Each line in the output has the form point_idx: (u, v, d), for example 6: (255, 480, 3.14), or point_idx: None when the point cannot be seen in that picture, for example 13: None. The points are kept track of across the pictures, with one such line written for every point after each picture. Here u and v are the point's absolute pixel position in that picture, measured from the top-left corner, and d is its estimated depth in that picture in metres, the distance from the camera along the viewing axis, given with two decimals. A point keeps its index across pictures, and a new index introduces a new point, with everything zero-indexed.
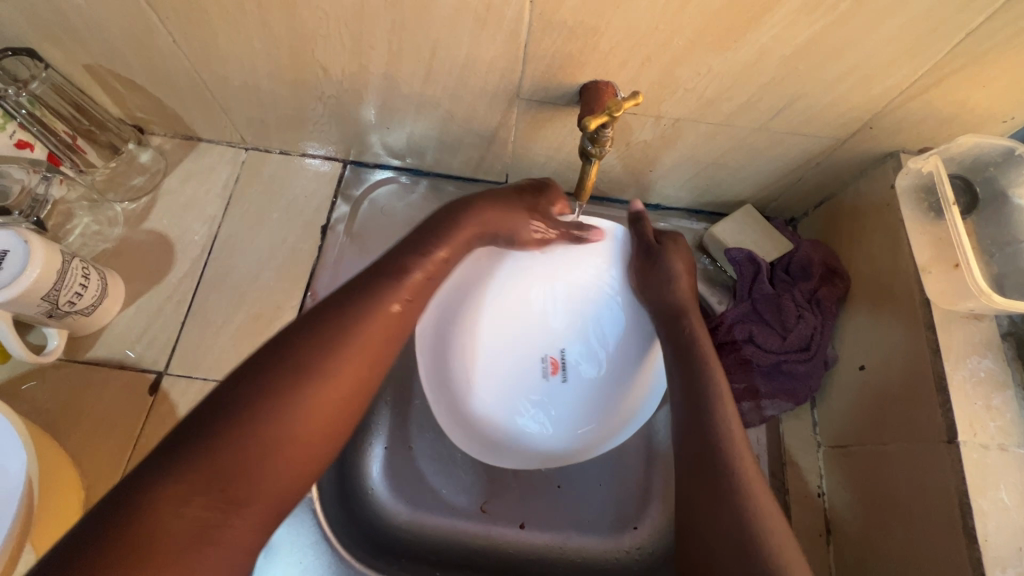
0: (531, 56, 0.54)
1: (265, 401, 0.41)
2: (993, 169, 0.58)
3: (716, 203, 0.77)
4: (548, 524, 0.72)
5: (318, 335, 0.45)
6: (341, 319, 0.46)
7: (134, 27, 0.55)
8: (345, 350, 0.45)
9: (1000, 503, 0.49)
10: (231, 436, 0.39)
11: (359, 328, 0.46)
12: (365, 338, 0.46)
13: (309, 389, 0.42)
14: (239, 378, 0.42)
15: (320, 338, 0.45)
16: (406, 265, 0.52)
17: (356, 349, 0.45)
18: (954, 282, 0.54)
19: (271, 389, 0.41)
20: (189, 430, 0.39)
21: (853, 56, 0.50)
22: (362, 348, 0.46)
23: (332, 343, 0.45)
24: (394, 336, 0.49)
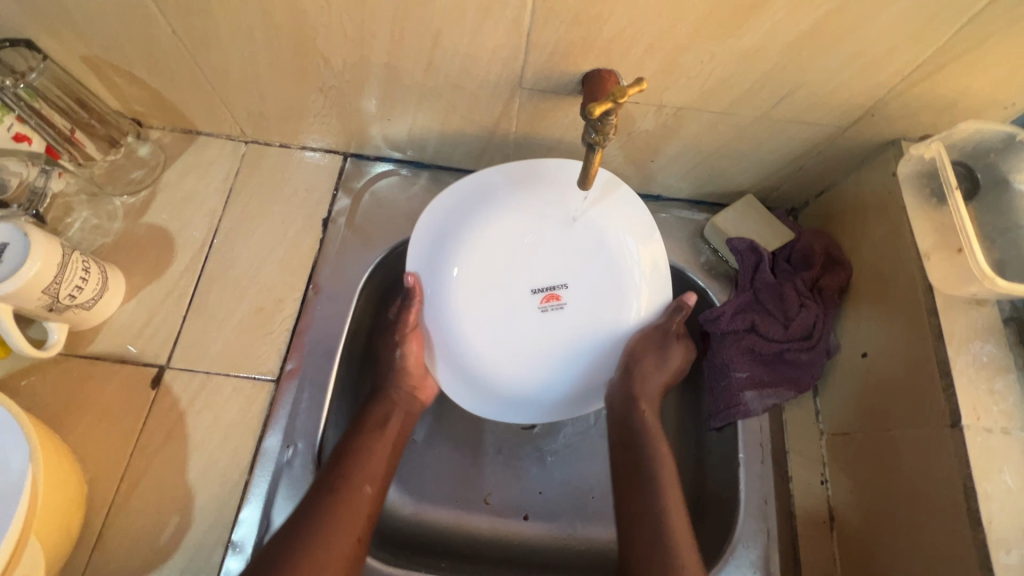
0: (534, 44, 0.54)
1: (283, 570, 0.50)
2: (994, 155, 0.58)
3: (717, 194, 0.77)
4: (553, 515, 0.73)
5: (314, 518, 0.54)
6: (328, 495, 0.56)
7: (132, 18, 0.55)
8: (346, 511, 0.55)
9: (1003, 486, 0.49)
10: None
11: (336, 505, 0.55)
12: (354, 495, 0.57)
13: (305, 562, 0.51)
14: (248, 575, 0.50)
15: (314, 519, 0.54)
16: (359, 434, 0.62)
17: (348, 507, 0.56)
18: (958, 267, 0.54)
19: (287, 559, 0.51)
20: None
21: (855, 43, 0.50)
22: (340, 517, 0.55)
23: (327, 521, 0.54)
24: (368, 502, 0.58)
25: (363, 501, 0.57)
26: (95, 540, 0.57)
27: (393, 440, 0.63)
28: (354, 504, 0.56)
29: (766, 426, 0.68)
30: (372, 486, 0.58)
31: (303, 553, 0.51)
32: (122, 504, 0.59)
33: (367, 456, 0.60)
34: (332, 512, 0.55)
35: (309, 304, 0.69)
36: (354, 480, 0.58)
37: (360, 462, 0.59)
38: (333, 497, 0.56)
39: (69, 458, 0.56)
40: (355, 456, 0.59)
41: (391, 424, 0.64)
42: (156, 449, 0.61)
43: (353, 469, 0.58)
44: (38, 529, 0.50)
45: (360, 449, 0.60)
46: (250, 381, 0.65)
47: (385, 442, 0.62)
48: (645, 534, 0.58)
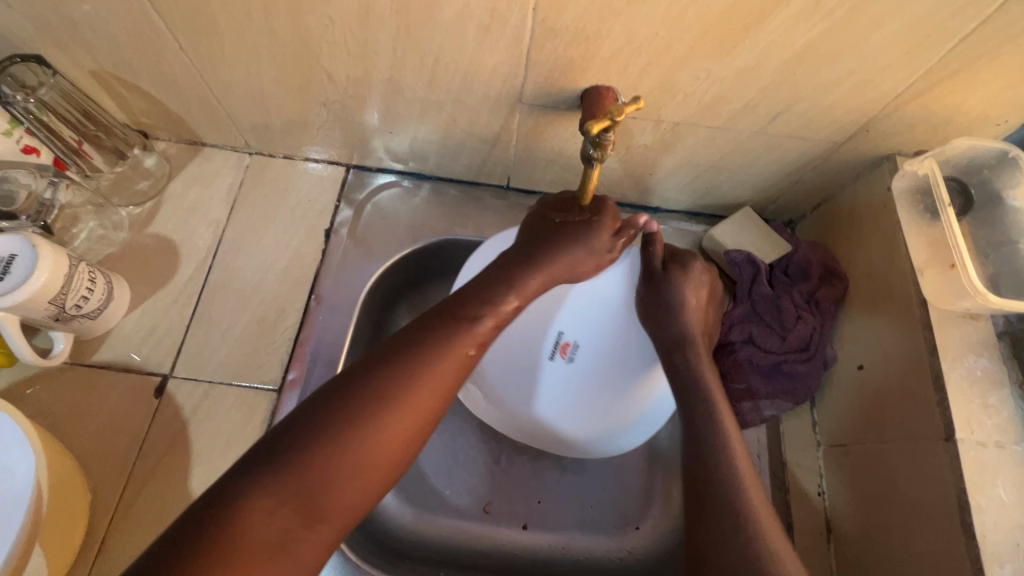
0: (533, 62, 0.55)
1: (366, 405, 0.43)
2: (987, 171, 0.59)
3: (715, 206, 0.78)
4: (552, 524, 0.73)
5: (411, 351, 0.46)
6: (443, 335, 0.48)
7: (141, 33, 0.56)
8: (407, 400, 0.44)
9: (997, 500, 0.49)
10: (309, 450, 0.40)
11: (440, 356, 0.47)
12: (441, 375, 0.46)
13: (392, 413, 0.43)
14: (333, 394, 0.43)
15: (411, 355, 0.46)
16: (475, 312, 0.51)
17: (418, 397, 0.45)
18: (951, 282, 0.55)
19: (382, 392, 0.43)
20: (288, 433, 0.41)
21: (848, 61, 0.51)
22: (412, 413, 0.44)
23: (411, 375, 0.45)
24: (464, 376, 0.48)
25: (444, 386, 0.46)
26: (97, 548, 0.58)
27: (482, 353, 0.50)
28: (426, 391, 0.45)
29: (763, 438, 0.69)
30: (461, 365, 0.48)
31: (364, 405, 0.43)
32: (124, 513, 0.59)
33: (479, 325, 0.50)
34: (416, 368, 0.45)
35: (311, 314, 0.70)
36: (439, 373, 0.46)
37: (461, 318, 0.50)
38: (435, 354, 0.47)
39: (74, 466, 0.57)
40: (466, 316, 0.50)
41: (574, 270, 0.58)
42: (158, 458, 0.62)
43: (433, 366, 0.46)
44: (42, 535, 0.51)
45: (458, 325, 0.49)
46: (251, 391, 0.66)
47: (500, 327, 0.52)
48: (723, 514, 0.48)
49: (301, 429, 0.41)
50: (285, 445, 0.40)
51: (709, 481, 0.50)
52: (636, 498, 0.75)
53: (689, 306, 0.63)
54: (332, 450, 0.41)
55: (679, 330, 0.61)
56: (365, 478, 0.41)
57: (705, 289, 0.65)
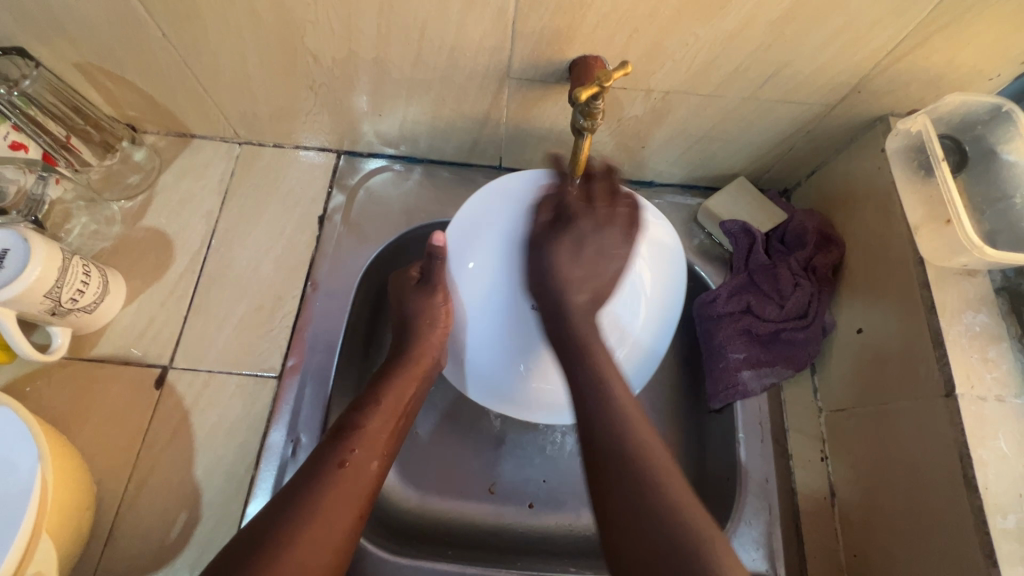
0: (519, 34, 0.54)
1: (266, 546, 0.45)
2: (981, 127, 0.59)
3: (709, 177, 0.77)
4: (556, 502, 0.74)
5: (307, 488, 0.49)
6: (319, 474, 0.50)
7: (122, 23, 0.56)
8: (331, 518, 0.48)
9: (999, 452, 0.49)
10: None
11: (326, 484, 0.50)
12: (333, 495, 0.49)
13: (297, 544, 0.45)
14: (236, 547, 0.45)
15: (305, 490, 0.49)
16: (357, 421, 0.55)
17: (342, 507, 0.49)
18: (946, 239, 0.54)
19: (278, 531, 0.46)
20: None
21: (837, 20, 0.50)
22: (314, 537, 0.47)
23: (315, 500, 0.49)
24: (353, 494, 0.51)
25: (356, 500, 0.51)
26: (106, 538, 0.58)
27: (374, 456, 0.54)
28: (347, 497, 0.50)
29: (766, 406, 0.68)
30: (368, 473, 0.53)
31: (291, 533, 0.46)
32: (131, 502, 0.60)
33: (370, 436, 0.55)
34: (320, 498, 0.49)
35: (308, 300, 0.70)
36: (345, 492, 0.50)
37: (359, 437, 0.54)
38: (322, 473, 0.51)
39: (77, 458, 0.57)
40: (355, 430, 0.54)
41: (410, 382, 0.61)
42: (163, 447, 0.62)
43: (322, 493, 0.49)
44: (48, 527, 0.51)
45: (356, 438, 0.54)
46: (252, 378, 0.66)
47: (391, 430, 0.57)
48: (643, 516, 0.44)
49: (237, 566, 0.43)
50: None
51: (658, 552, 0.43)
52: None
53: (563, 261, 0.59)
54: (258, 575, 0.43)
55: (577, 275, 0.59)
56: None
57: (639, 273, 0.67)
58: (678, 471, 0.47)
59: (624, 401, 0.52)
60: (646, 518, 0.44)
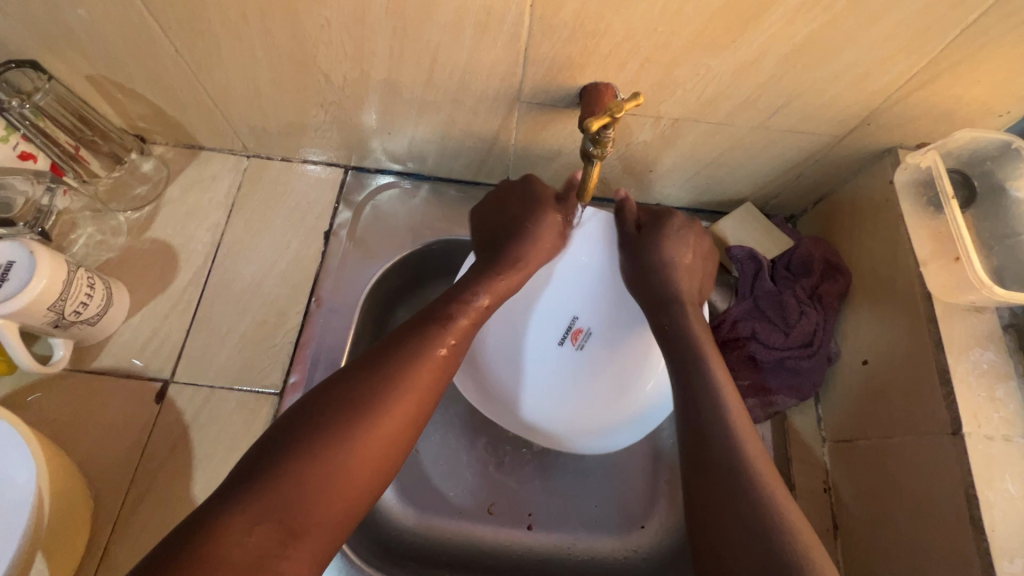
0: (531, 59, 0.54)
1: (325, 434, 0.44)
2: (990, 163, 0.59)
3: (716, 203, 0.77)
4: (556, 524, 0.73)
5: (373, 384, 0.47)
6: (352, 397, 0.46)
7: (137, 39, 0.56)
8: (377, 422, 0.46)
9: (1006, 493, 0.49)
10: (282, 472, 0.41)
11: (401, 381, 0.48)
12: (395, 409, 0.47)
13: (355, 431, 0.45)
14: (303, 415, 0.45)
15: (372, 386, 0.47)
16: (398, 342, 0.51)
17: (384, 434, 0.46)
18: (956, 274, 0.54)
19: (351, 408, 0.46)
20: (278, 439, 0.44)
21: (848, 55, 0.51)
22: (388, 408, 0.47)
23: (384, 395, 0.47)
24: (436, 382, 0.51)
25: (355, 487, 0.44)
26: (101, 555, 0.58)
27: (441, 368, 0.52)
28: (399, 405, 0.48)
29: (769, 434, 0.68)
30: (436, 367, 0.51)
31: (314, 424, 0.44)
32: (127, 518, 0.59)
33: (385, 417, 0.46)
34: (370, 398, 0.47)
35: (311, 316, 0.69)
36: (394, 412, 0.47)
37: (400, 388, 0.48)
38: (371, 384, 0.47)
39: (76, 472, 0.56)
40: (380, 380, 0.48)
41: (443, 346, 0.52)
42: (161, 464, 0.61)
43: (392, 381, 0.48)
44: (44, 545, 0.50)
45: (415, 345, 0.51)
46: (253, 395, 0.65)
47: (430, 385, 0.50)
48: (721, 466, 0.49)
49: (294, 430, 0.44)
50: (285, 446, 0.43)
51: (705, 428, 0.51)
52: (641, 497, 0.75)
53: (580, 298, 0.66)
54: (318, 450, 0.43)
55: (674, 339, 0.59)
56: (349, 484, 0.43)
57: (690, 253, 0.65)
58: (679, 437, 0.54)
59: (723, 383, 0.54)
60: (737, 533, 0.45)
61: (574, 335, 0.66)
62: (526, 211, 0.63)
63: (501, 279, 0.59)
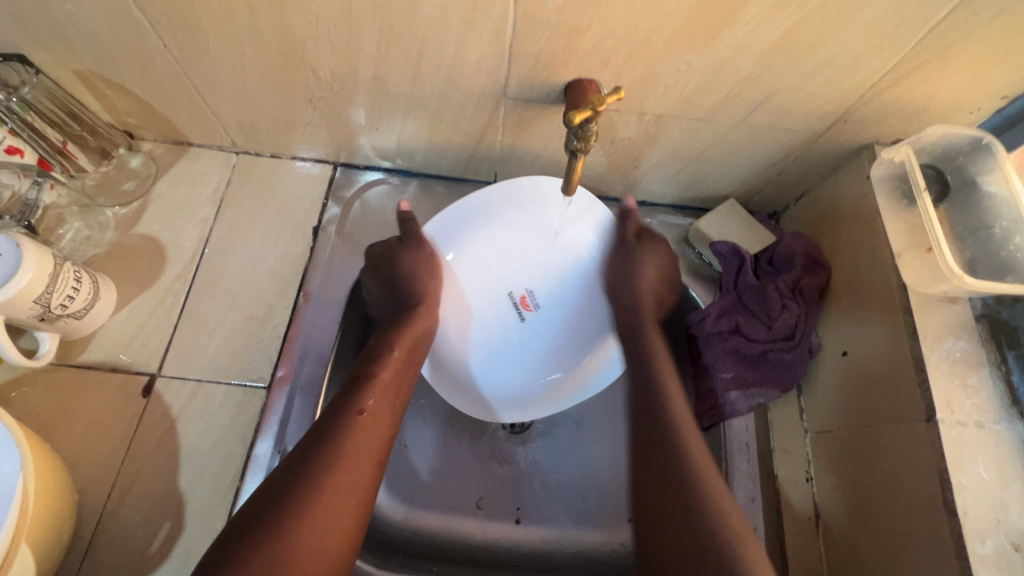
0: (516, 55, 0.55)
1: (280, 517, 0.45)
2: (963, 159, 0.60)
3: (701, 199, 0.79)
4: (544, 517, 0.74)
5: (313, 461, 0.49)
6: (302, 474, 0.48)
7: (124, 34, 0.56)
8: (331, 494, 0.48)
9: (978, 477, 0.50)
10: (250, 557, 0.43)
11: (343, 445, 0.51)
12: (342, 479, 0.49)
13: (306, 508, 0.46)
14: (256, 505, 0.47)
15: (313, 463, 0.49)
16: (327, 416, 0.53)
17: (339, 500, 0.48)
18: (928, 266, 0.56)
19: (298, 488, 0.47)
20: (232, 538, 0.44)
21: (823, 52, 0.52)
22: (342, 474, 0.49)
23: (325, 466, 0.49)
24: (376, 440, 0.53)
25: (327, 557, 0.46)
26: (86, 548, 0.58)
27: (376, 423, 0.54)
28: (347, 469, 0.50)
29: (751, 426, 0.70)
30: (383, 427, 0.54)
31: (266, 509, 0.46)
32: (113, 512, 0.59)
33: (336, 485, 0.48)
34: (317, 472, 0.48)
35: (299, 310, 0.69)
36: (342, 477, 0.49)
37: (334, 458, 0.50)
38: (315, 462, 0.49)
39: (61, 466, 0.56)
40: (322, 451, 0.50)
41: (378, 401, 0.55)
42: (146, 458, 0.61)
43: (335, 446, 0.50)
44: (26, 536, 0.50)
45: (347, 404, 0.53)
46: (241, 388, 0.66)
47: (374, 441, 0.53)
48: (682, 483, 0.53)
49: (248, 519, 0.45)
50: (241, 539, 0.44)
51: (672, 482, 0.54)
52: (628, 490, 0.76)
53: (643, 264, 0.68)
54: (278, 536, 0.44)
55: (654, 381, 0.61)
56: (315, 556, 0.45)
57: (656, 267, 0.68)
58: (701, 441, 0.57)
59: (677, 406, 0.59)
60: (690, 528, 0.51)
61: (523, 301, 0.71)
62: (402, 256, 0.67)
63: (401, 335, 0.61)
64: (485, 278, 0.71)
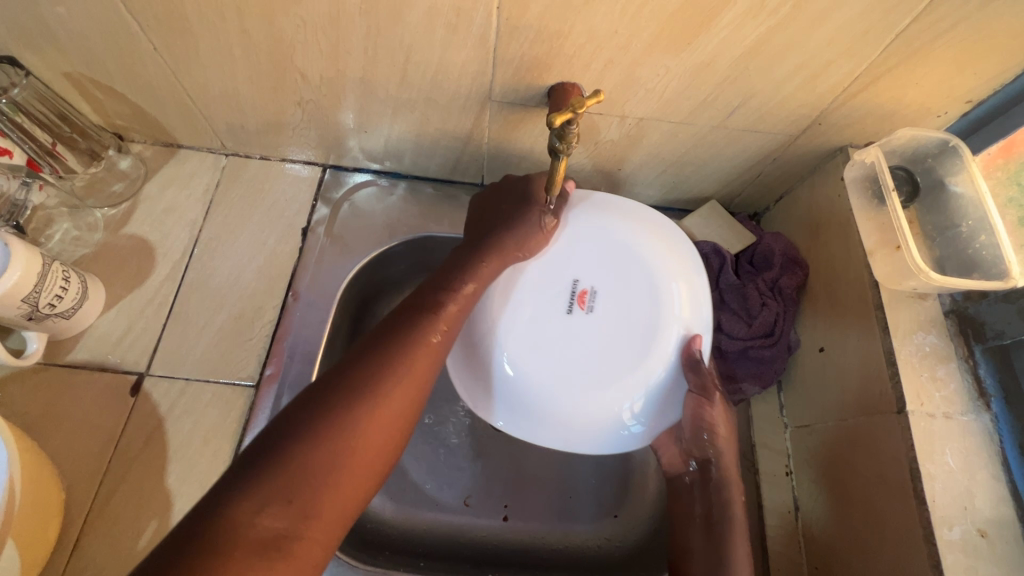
0: (500, 59, 0.57)
1: (333, 415, 0.44)
2: (931, 160, 0.63)
3: (683, 200, 0.81)
4: (531, 514, 0.75)
5: (366, 376, 0.47)
6: (350, 384, 0.46)
7: (115, 36, 0.57)
8: (386, 411, 0.46)
9: (946, 467, 0.52)
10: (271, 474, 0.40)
11: (405, 360, 0.49)
12: (395, 402, 0.47)
13: (358, 421, 0.45)
14: (302, 405, 0.45)
15: (367, 378, 0.47)
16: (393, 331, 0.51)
17: (390, 420, 0.47)
18: (897, 263, 0.58)
19: (353, 397, 0.46)
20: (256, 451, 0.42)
21: (796, 58, 0.54)
22: (390, 404, 0.47)
23: (382, 377, 0.47)
24: (434, 366, 0.51)
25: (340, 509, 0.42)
26: (73, 546, 0.58)
27: (439, 350, 0.52)
28: (398, 396, 0.48)
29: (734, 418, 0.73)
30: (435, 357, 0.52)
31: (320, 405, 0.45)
32: (100, 511, 0.59)
33: (380, 413, 0.46)
34: (373, 383, 0.47)
35: (289, 309, 0.70)
36: (397, 398, 0.47)
37: (383, 388, 0.47)
38: (376, 371, 0.47)
39: (48, 464, 0.57)
40: (380, 364, 0.48)
41: (437, 332, 0.53)
42: (135, 456, 0.62)
43: (394, 374, 0.48)
44: (13, 532, 0.50)
45: (410, 329, 0.51)
46: (229, 386, 0.66)
47: (429, 371, 0.51)
48: None
49: (283, 432, 0.42)
50: (278, 441, 0.42)
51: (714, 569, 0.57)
52: (614, 487, 0.77)
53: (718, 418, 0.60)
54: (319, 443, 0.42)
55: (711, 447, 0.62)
56: (357, 466, 0.44)
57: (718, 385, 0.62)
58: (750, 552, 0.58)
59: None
60: None
61: (581, 300, 0.61)
62: (497, 194, 0.65)
63: (486, 263, 0.58)
64: (550, 262, 0.62)
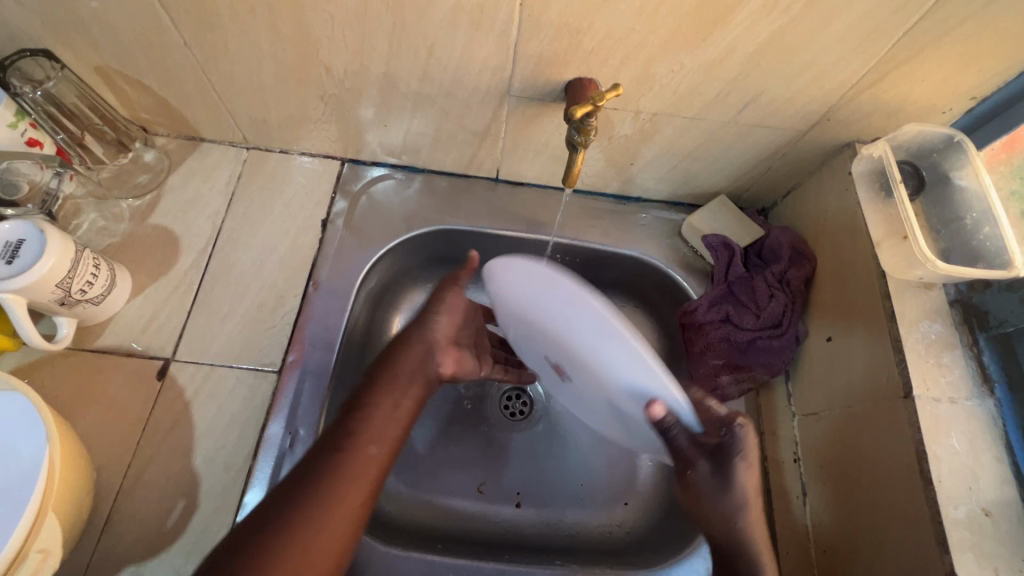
0: (521, 54, 0.59)
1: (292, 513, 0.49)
2: (936, 155, 0.65)
3: (693, 195, 0.83)
4: (544, 501, 0.77)
5: (320, 472, 0.52)
6: (307, 496, 0.50)
7: (147, 31, 0.59)
8: (339, 496, 0.51)
9: (951, 449, 0.54)
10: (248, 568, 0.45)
11: (349, 453, 0.53)
12: (348, 484, 0.52)
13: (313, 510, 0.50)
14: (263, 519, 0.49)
15: (321, 474, 0.52)
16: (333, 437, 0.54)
17: (342, 502, 0.51)
18: (904, 254, 0.59)
19: (306, 493, 0.50)
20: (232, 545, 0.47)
21: (806, 55, 0.56)
22: (343, 492, 0.51)
23: (331, 477, 0.52)
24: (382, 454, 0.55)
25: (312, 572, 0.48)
26: (104, 524, 0.60)
27: (387, 440, 0.56)
28: (349, 479, 0.52)
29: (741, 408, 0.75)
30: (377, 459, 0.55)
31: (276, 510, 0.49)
32: (129, 491, 0.61)
33: (334, 493, 0.51)
34: (320, 485, 0.51)
35: (309, 298, 0.72)
36: (350, 481, 0.52)
37: (330, 494, 0.51)
38: (323, 477, 0.51)
39: (82, 444, 0.58)
40: (333, 457, 0.53)
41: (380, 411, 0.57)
42: (161, 438, 0.64)
43: (338, 469, 0.52)
44: (55, 506, 0.52)
45: (353, 425, 0.55)
46: (252, 372, 0.68)
47: (379, 463, 0.54)
48: None
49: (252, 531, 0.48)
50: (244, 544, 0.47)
51: None
52: (624, 475, 0.79)
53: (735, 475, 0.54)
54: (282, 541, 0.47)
55: (717, 507, 0.55)
56: (323, 541, 0.49)
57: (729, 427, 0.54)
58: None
59: None
60: None
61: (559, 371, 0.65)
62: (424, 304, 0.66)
63: (401, 361, 0.60)
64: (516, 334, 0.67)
